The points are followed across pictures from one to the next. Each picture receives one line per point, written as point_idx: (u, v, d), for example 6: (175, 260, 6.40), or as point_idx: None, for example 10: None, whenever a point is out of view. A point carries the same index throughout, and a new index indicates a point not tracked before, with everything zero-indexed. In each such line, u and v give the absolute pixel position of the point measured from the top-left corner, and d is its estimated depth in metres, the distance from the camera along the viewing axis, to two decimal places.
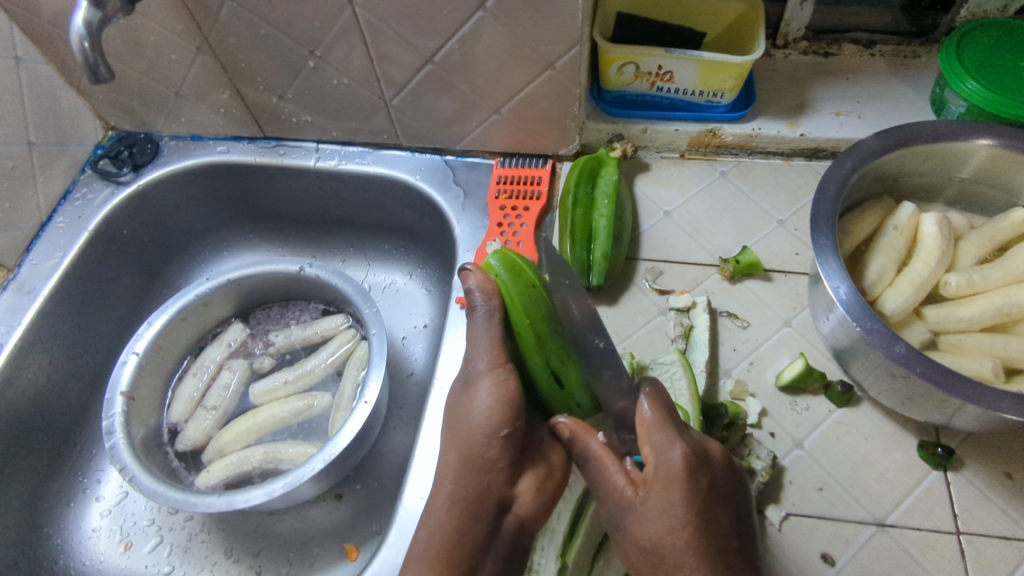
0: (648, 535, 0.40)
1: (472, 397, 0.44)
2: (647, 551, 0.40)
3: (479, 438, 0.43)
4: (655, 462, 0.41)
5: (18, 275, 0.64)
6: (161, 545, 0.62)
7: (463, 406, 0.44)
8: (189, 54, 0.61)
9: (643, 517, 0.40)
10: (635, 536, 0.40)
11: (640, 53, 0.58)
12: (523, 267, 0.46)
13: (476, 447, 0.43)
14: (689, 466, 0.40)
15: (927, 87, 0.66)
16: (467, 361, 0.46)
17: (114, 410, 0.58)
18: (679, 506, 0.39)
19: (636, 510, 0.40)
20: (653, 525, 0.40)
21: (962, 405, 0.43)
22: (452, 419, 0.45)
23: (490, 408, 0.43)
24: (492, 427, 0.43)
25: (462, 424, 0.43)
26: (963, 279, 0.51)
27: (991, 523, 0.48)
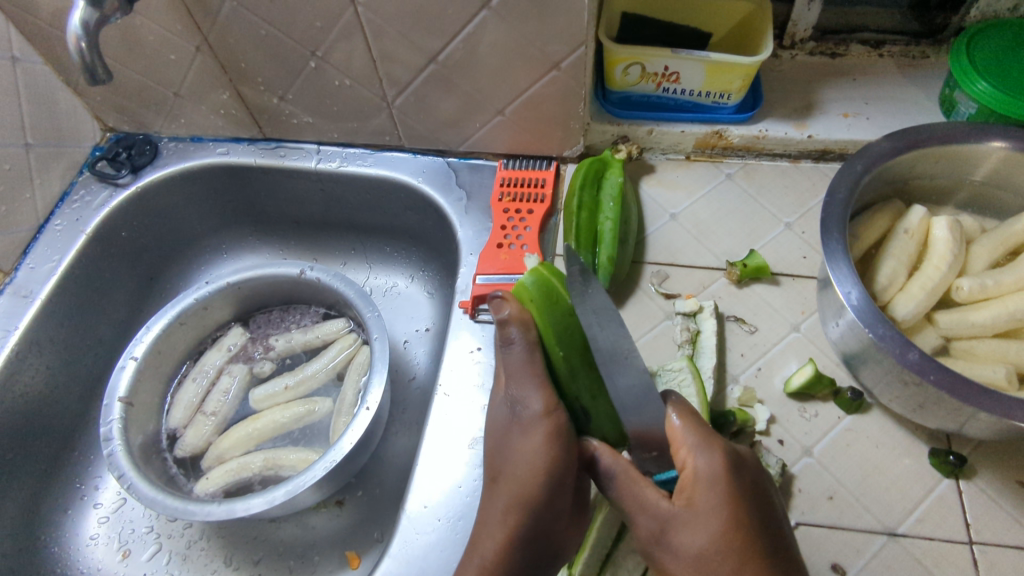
0: (696, 541, 0.39)
1: (535, 443, 0.42)
2: (697, 561, 0.39)
3: (541, 489, 0.41)
4: (691, 468, 0.40)
5: (15, 278, 0.63)
6: (160, 553, 0.61)
7: (524, 451, 0.42)
8: (189, 54, 0.60)
9: (690, 525, 0.39)
10: (680, 546, 0.39)
11: (646, 53, 0.57)
12: (561, 293, 0.45)
13: (540, 500, 0.41)
14: (723, 466, 0.40)
15: (935, 88, 0.65)
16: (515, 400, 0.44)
17: (112, 416, 0.58)
18: (721, 506, 0.39)
19: (676, 518, 0.40)
20: (704, 528, 0.39)
21: (976, 413, 0.43)
22: (508, 462, 0.43)
23: (555, 458, 0.42)
24: (555, 479, 0.42)
25: (526, 473, 0.41)
26: (976, 284, 0.50)
27: (1005, 533, 0.47)
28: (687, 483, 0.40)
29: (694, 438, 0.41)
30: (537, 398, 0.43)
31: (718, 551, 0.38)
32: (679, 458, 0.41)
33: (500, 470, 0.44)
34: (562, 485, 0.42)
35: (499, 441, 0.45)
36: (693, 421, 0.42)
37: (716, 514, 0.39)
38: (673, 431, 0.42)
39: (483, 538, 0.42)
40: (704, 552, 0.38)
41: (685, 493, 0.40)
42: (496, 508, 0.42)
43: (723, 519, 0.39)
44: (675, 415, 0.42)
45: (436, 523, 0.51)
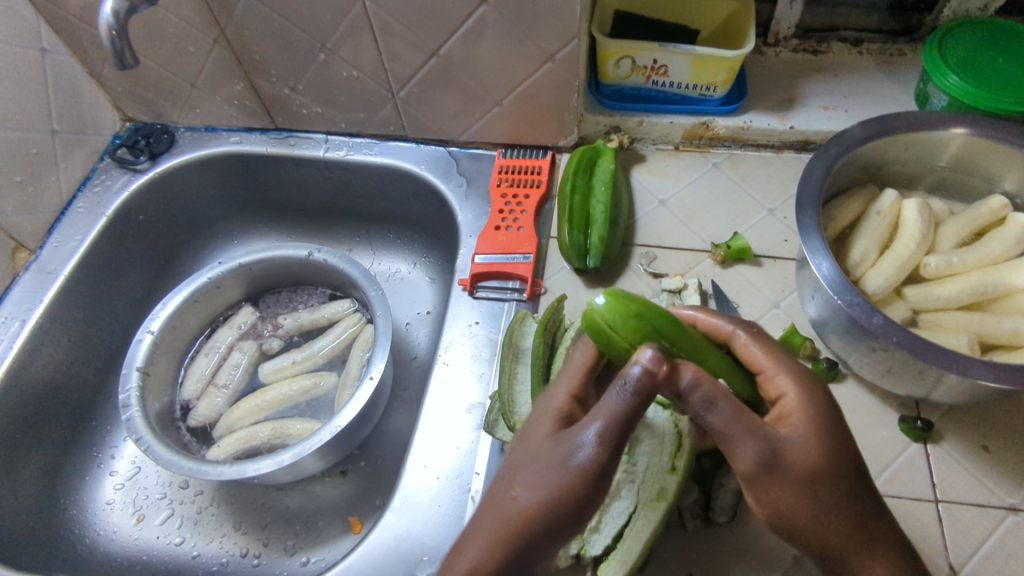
0: (796, 454, 0.38)
1: (567, 468, 0.37)
2: (807, 483, 0.38)
3: (554, 518, 0.38)
4: (790, 394, 0.41)
5: (39, 256, 0.67)
6: (172, 518, 0.64)
7: (552, 468, 0.38)
8: (207, 46, 0.64)
9: (805, 448, 0.39)
10: (796, 469, 0.38)
11: (636, 47, 0.61)
12: (607, 332, 0.43)
13: (543, 530, 0.38)
14: (813, 383, 0.42)
15: (910, 83, 0.69)
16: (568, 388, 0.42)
17: (130, 385, 0.61)
18: (825, 429, 0.39)
19: (802, 442, 0.39)
20: (797, 443, 0.39)
21: (940, 375, 0.46)
22: (526, 472, 0.39)
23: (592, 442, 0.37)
24: (569, 513, 0.38)
25: (551, 448, 0.39)
26: (942, 260, 0.53)
27: (969, 492, 0.50)
28: (785, 412, 0.41)
29: (765, 343, 0.44)
30: (591, 426, 0.38)
31: (833, 482, 0.38)
32: (772, 385, 0.43)
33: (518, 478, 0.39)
34: (575, 518, 0.38)
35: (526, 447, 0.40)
36: (777, 350, 0.44)
37: (821, 434, 0.39)
38: (751, 358, 0.44)
39: (472, 532, 0.39)
40: (814, 476, 0.38)
41: (792, 419, 0.40)
42: (494, 510, 0.39)
43: (831, 438, 0.39)
44: (740, 331, 0.45)
45: (435, 482, 0.54)
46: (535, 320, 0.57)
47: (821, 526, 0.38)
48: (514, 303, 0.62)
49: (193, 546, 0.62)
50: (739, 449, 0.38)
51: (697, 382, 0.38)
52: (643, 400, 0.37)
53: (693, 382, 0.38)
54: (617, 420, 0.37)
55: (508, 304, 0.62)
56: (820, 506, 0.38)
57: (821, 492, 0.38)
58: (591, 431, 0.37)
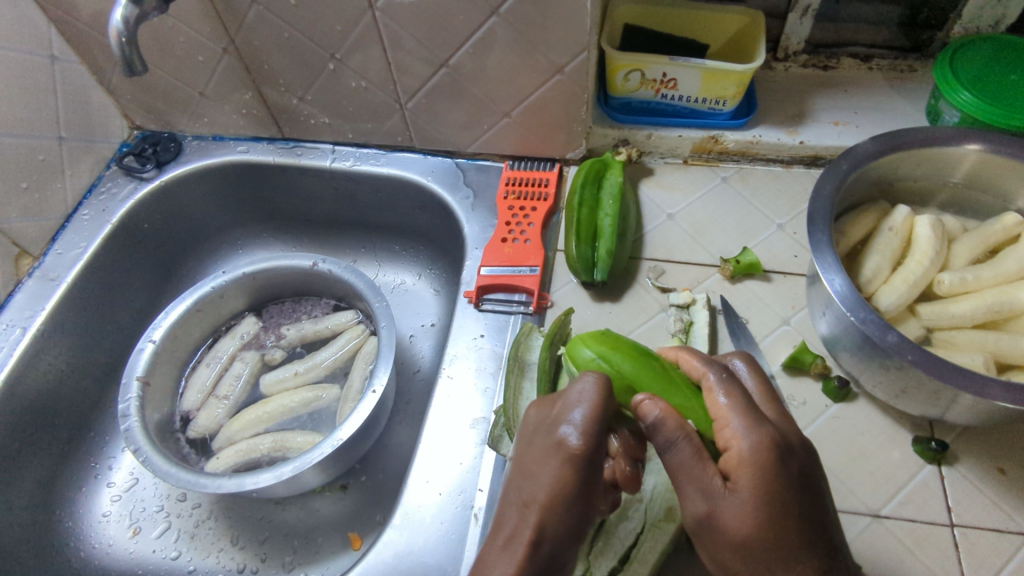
0: (731, 519, 0.37)
1: (560, 462, 0.38)
2: (740, 548, 0.37)
3: (560, 515, 0.38)
4: (736, 450, 0.38)
5: (42, 263, 0.67)
6: (169, 531, 0.63)
7: (544, 466, 0.39)
8: (216, 55, 0.64)
9: (741, 515, 0.37)
10: (728, 532, 0.37)
11: (646, 60, 0.60)
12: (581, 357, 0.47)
13: (554, 527, 0.38)
14: (772, 446, 0.38)
15: (921, 99, 0.69)
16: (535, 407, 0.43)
17: (130, 395, 0.60)
18: (770, 498, 0.37)
19: (741, 507, 0.37)
20: (736, 509, 0.37)
21: (955, 395, 0.45)
22: (524, 480, 0.39)
23: (581, 434, 0.38)
24: (572, 506, 0.38)
25: (542, 453, 0.39)
26: (956, 278, 0.52)
27: (985, 516, 0.48)
28: (730, 467, 0.38)
29: (727, 390, 0.40)
30: (573, 423, 0.39)
31: (768, 552, 0.37)
32: (722, 436, 0.39)
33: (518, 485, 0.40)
34: (582, 512, 0.39)
35: (517, 458, 0.41)
36: (742, 401, 0.40)
37: (761, 503, 0.37)
38: (713, 405, 0.41)
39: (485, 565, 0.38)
40: (746, 544, 0.37)
41: (736, 478, 0.38)
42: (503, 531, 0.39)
43: (776, 509, 0.37)
44: (709, 376, 0.42)
45: (438, 498, 0.53)
46: (542, 333, 0.56)
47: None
48: (520, 317, 0.61)
49: (189, 561, 0.61)
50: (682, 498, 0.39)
51: (663, 420, 0.38)
52: (605, 390, 0.39)
53: (657, 419, 0.38)
54: (594, 407, 0.39)
55: (514, 318, 0.61)
56: (754, 569, 0.38)
57: (756, 557, 0.37)
58: (571, 424, 0.39)
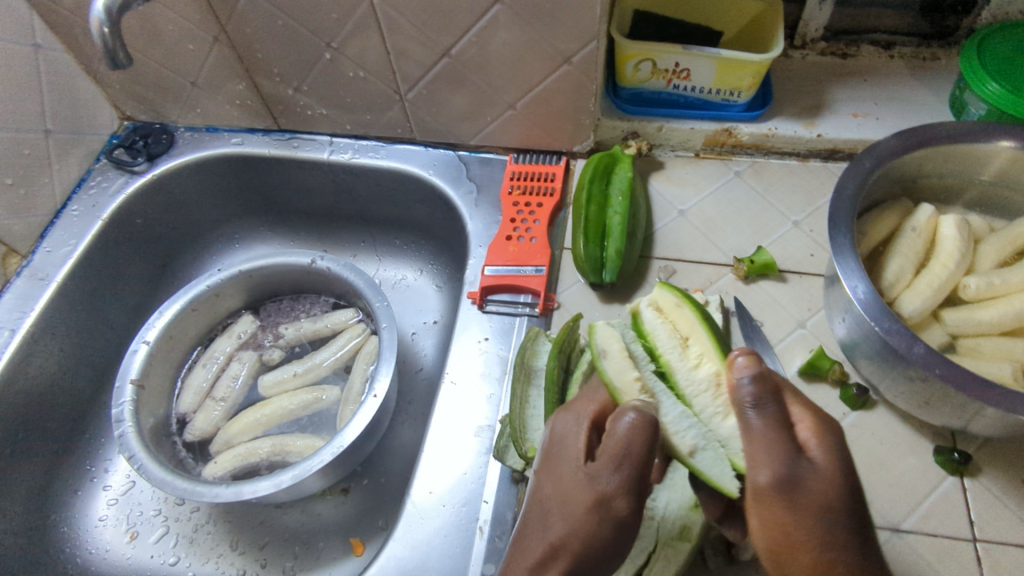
0: (816, 484, 0.34)
1: (595, 515, 0.37)
2: (820, 516, 0.34)
3: (590, 563, 0.37)
4: (813, 421, 0.36)
5: (31, 261, 0.64)
6: (167, 536, 0.62)
7: (577, 510, 0.37)
8: (207, 44, 0.61)
9: (829, 479, 0.35)
10: (814, 498, 0.34)
11: (658, 49, 0.57)
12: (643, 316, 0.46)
13: (580, 573, 0.38)
14: (837, 417, 0.37)
15: (944, 89, 0.66)
16: (566, 427, 0.40)
17: (124, 399, 0.58)
18: (850, 469, 0.35)
19: (825, 473, 0.35)
20: (818, 473, 0.35)
21: (982, 409, 0.43)
22: (554, 522, 0.38)
23: (619, 486, 0.37)
24: (604, 554, 0.38)
25: (573, 492, 0.38)
26: (983, 282, 0.50)
27: (1008, 531, 0.47)
28: (808, 439, 0.36)
29: (793, 371, 0.39)
30: (611, 473, 0.37)
31: (846, 526, 0.35)
32: (790, 412, 0.38)
33: (546, 525, 0.38)
34: (611, 556, 0.38)
35: (545, 492, 0.39)
36: None
37: (845, 470, 0.35)
38: None
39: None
40: (828, 511, 0.34)
41: (815, 447, 0.36)
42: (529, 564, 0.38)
43: (851, 477, 0.35)
44: (770, 359, 0.40)
45: (440, 508, 0.51)
46: (549, 338, 0.54)
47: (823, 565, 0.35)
48: (526, 319, 0.59)
49: (188, 567, 0.60)
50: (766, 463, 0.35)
51: (754, 376, 0.36)
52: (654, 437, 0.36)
53: (753, 376, 0.36)
54: (639, 456, 0.36)
55: (519, 320, 0.59)
56: (830, 545, 0.34)
57: (833, 532, 0.34)
58: (614, 475, 0.37)
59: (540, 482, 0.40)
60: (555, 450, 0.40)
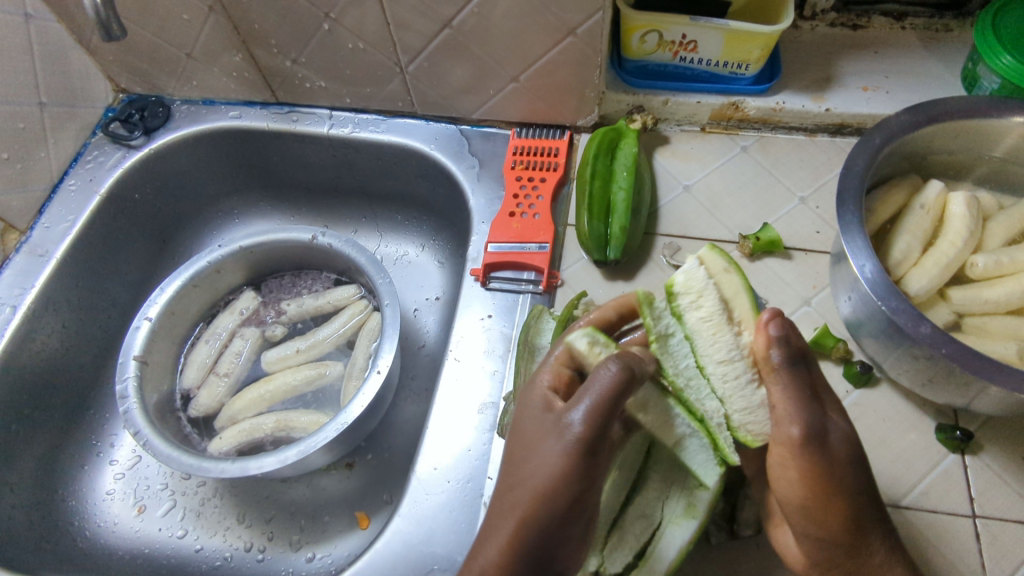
0: (843, 434, 0.38)
1: (558, 446, 0.37)
2: (851, 464, 0.37)
3: (556, 508, 0.37)
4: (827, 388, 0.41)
5: (30, 237, 0.64)
6: (175, 510, 0.62)
7: (544, 448, 0.37)
8: (201, 14, 0.60)
9: (849, 431, 0.38)
10: (843, 446, 0.37)
11: (665, 20, 0.56)
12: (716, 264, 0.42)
13: (549, 518, 0.37)
14: None
15: (956, 62, 0.64)
16: (532, 382, 0.42)
17: (127, 375, 0.58)
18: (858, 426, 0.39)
19: (846, 425, 0.38)
20: (842, 423, 0.38)
21: (986, 388, 0.43)
22: (524, 458, 0.38)
23: (577, 422, 0.36)
24: (570, 497, 0.37)
25: (537, 433, 0.38)
26: (991, 260, 0.49)
27: (1008, 508, 0.47)
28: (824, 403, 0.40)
29: None
30: (572, 407, 0.37)
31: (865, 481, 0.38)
32: None
33: (518, 466, 0.39)
34: (576, 503, 0.37)
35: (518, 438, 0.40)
36: None
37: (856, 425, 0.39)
38: None
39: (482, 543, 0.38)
40: (857, 460, 0.38)
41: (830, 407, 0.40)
42: (503, 505, 0.38)
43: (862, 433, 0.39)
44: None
45: (445, 484, 0.51)
46: (553, 315, 0.54)
47: (836, 518, 0.38)
48: (530, 296, 0.59)
49: (196, 540, 0.61)
50: (795, 418, 0.37)
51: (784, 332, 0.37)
52: (624, 383, 0.36)
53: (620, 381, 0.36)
54: (608, 397, 0.36)
55: (523, 297, 0.59)
56: (854, 491, 0.37)
57: (859, 478, 0.37)
58: (578, 410, 0.36)
59: (517, 428, 0.40)
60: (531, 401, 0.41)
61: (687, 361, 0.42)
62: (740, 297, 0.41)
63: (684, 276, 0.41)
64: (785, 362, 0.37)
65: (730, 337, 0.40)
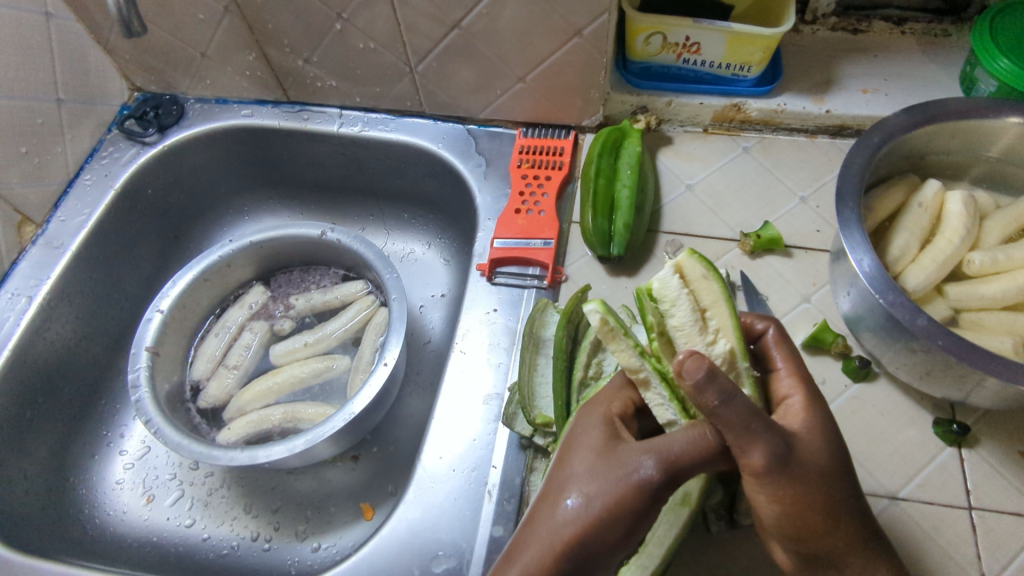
0: (806, 452, 0.37)
1: (623, 482, 0.37)
2: (817, 479, 0.36)
3: (602, 539, 0.37)
4: (796, 399, 0.40)
5: (47, 230, 0.65)
6: (183, 499, 0.63)
7: (608, 478, 0.38)
8: (217, 13, 0.62)
9: (814, 445, 0.37)
10: (808, 462, 0.36)
11: (668, 23, 0.57)
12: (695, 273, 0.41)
13: (590, 548, 0.37)
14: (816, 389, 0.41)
15: (955, 66, 0.66)
16: (597, 408, 0.42)
17: (139, 365, 0.59)
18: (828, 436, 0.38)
19: (810, 442, 0.37)
20: (806, 440, 0.38)
21: (982, 379, 0.44)
22: (578, 480, 0.39)
23: (653, 471, 0.37)
24: (619, 532, 0.37)
25: (598, 460, 0.39)
26: (988, 257, 0.50)
27: (1004, 500, 0.48)
28: (789, 413, 0.40)
29: (788, 347, 0.43)
30: (648, 451, 0.37)
31: (836, 494, 0.37)
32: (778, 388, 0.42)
33: (569, 486, 0.39)
34: (617, 540, 0.37)
35: (578, 456, 0.40)
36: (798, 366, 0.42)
37: (824, 436, 0.38)
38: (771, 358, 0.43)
39: (515, 553, 0.38)
40: (824, 474, 0.37)
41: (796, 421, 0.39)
42: (546, 522, 0.38)
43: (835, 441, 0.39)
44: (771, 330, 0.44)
45: (450, 473, 0.52)
46: (557, 309, 0.55)
47: (810, 526, 0.37)
48: (534, 291, 0.60)
49: (203, 529, 0.62)
50: (752, 446, 0.35)
51: (713, 373, 0.34)
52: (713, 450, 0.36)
53: (705, 376, 0.34)
54: (693, 457, 0.36)
55: (528, 292, 0.60)
56: (826, 501, 0.37)
57: (830, 488, 0.37)
58: (656, 457, 0.37)
59: (572, 448, 0.41)
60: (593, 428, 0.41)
61: (671, 361, 0.41)
62: (717, 305, 0.41)
63: (659, 282, 0.40)
64: (720, 403, 0.34)
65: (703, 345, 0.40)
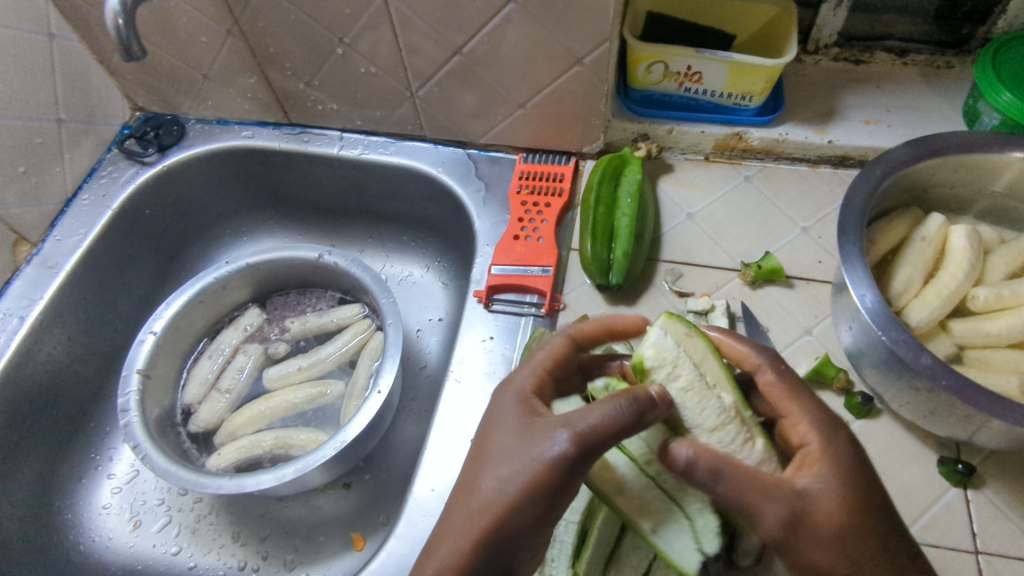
0: (818, 512, 0.36)
1: (535, 460, 0.36)
2: (835, 542, 0.36)
3: (520, 517, 0.37)
4: (812, 445, 0.38)
5: (42, 249, 0.65)
6: (170, 526, 0.62)
7: (521, 461, 0.37)
8: (220, 37, 0.62)
9: (831, 505, 0.36)
10: (820, 524, 0.36)
11: (670, 52, 0.57)
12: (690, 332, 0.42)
13: (511, 528, 0.37)
14: (836, 429, 0.39)
15: (958, 98, 0.65)
16: (512, 386, 0.42)
17: (130, 388, 0.59)
18: (852, 489, 0.37)
19: (826, 499, 0.36)
20: (821, 496, 0.36)
21: (987, 421, 0.42)
22: (494, 463, 0.38)
23: (563, 449, 0.36)
24: (536, 511, 0.37)
25: (513, 442, 0.38)
26: (992, 293, 0.50)
27: (1012, 545, 0.47)
28: (806, 462, 0.38)
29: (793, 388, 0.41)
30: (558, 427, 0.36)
31: (866, 552, 0.36)
32: (794, 433, 0.40)
33: (485, 468, 0.38)
34: (539, 517, 0.37)
35: (496, 437, 0.39)
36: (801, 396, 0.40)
37: (846, 490, 0.37)
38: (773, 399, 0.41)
39: (438, 543, 0.38)
40: (843, 535, 0.36)
41: (812, 472, 0.37)
42: (465, 508, 0.38)
43: (858, 492, 0.37)
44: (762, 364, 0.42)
45: (442, 506, 0.51)
46: None
47: None
48: (532, 319, 0.59)
49: (190, 557, 0.60)
50: (759, 516, 0.36)
51: (696, 456, 0.36)
52: (624, 418, 0.35)
53: (691, 455, 0.36)
54: (604, 430, 0.35)
55: (525, 319, 0.59)
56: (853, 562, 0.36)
57: (855, 549, 0.36)
58: (565, 433, 0.36)
59: (490, 429, 0.40)
60: (509, 407, 0.40)
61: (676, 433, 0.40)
62: (707, 360, 0.41)
63: (654, 348, 0.40)
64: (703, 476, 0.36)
65: (715, 402, 0.40)
